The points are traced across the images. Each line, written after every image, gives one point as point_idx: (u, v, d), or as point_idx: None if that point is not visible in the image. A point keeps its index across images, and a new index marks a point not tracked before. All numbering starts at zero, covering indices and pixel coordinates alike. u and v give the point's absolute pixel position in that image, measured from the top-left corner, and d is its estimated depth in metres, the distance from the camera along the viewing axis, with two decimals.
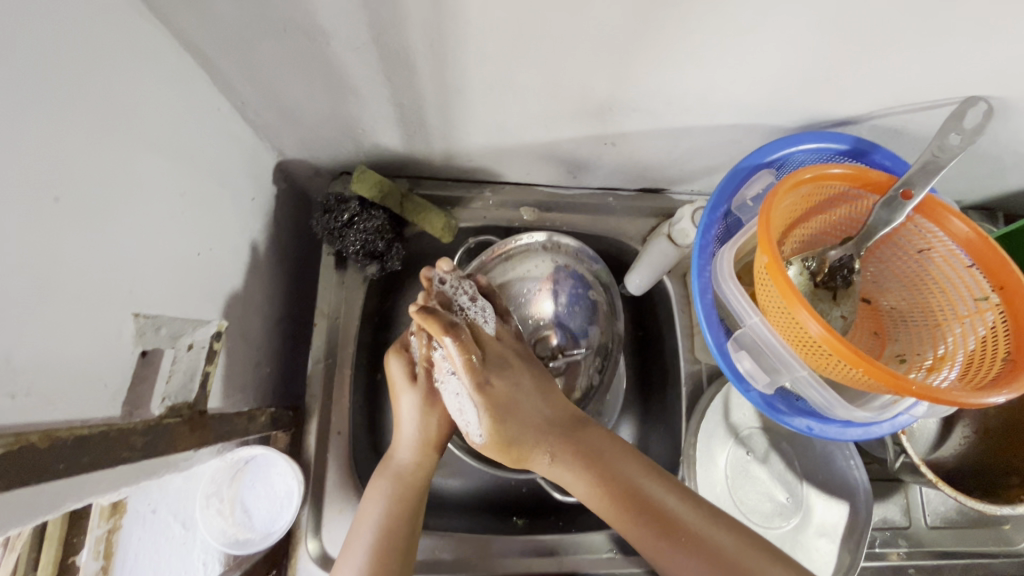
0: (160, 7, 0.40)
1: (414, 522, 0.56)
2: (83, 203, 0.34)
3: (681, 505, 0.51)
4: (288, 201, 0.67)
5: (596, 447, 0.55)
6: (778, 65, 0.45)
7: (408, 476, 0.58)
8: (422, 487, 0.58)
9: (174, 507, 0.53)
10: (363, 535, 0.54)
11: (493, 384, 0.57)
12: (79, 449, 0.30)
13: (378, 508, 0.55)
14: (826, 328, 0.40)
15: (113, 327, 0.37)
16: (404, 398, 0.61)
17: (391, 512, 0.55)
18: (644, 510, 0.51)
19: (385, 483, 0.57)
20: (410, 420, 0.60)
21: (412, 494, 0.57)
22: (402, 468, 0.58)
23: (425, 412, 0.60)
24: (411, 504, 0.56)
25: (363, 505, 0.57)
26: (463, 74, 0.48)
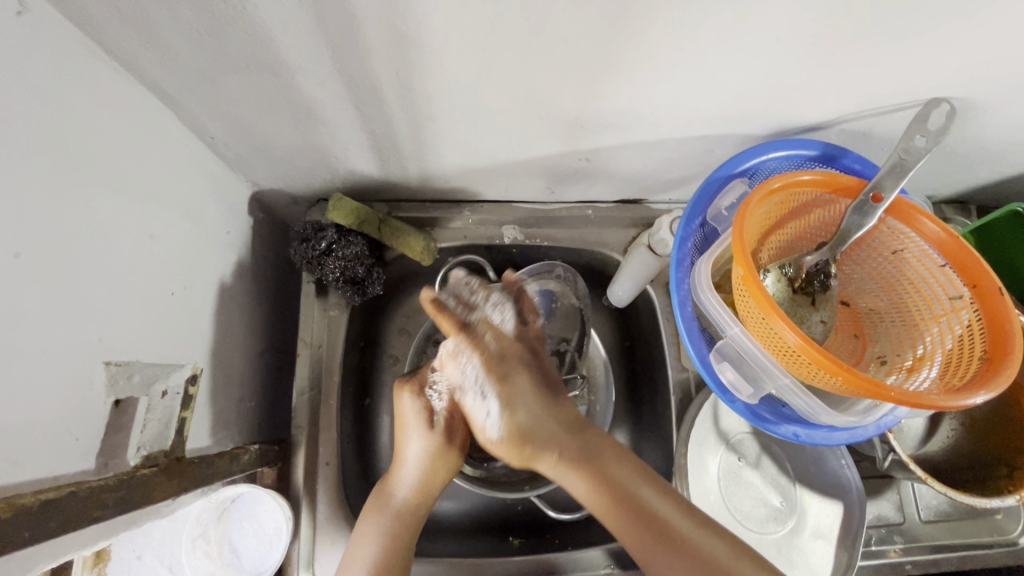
0: (118, 50, 0.39)
1: (405, 558, 0.56)
2: (43, 255, 0.33)
3: (665, 503, 0.52)
4: (265, 232, 0.66)
5: (603, 453, 0.55)
6: (742, 75, 0.46)
7: (407, 515, 0.58)
8: (417, 526, 0.59)
9: (159, 551, 0.50)
10: (353, 572, 0.54)
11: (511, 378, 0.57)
12: (46, 513, 0.30)
13: (372, 543, 0.56)
14: (803, 337, 0.40)
15: (81, 378, 0.36)
16: (415, 442, 0.60)
17: (385, 549, 0.55)
18: (614, 487, 0.53)
19: (381, 519, 0.57)
20: (416, 464, 0.60)
21: (408, 533, 0.57)
22: (399, 506, 0.58)
23: (434, 458, 0.60)
24: (405, 541, 0.57)
25: (359, 528, 0.58)
26: (432, 100, 0.48)
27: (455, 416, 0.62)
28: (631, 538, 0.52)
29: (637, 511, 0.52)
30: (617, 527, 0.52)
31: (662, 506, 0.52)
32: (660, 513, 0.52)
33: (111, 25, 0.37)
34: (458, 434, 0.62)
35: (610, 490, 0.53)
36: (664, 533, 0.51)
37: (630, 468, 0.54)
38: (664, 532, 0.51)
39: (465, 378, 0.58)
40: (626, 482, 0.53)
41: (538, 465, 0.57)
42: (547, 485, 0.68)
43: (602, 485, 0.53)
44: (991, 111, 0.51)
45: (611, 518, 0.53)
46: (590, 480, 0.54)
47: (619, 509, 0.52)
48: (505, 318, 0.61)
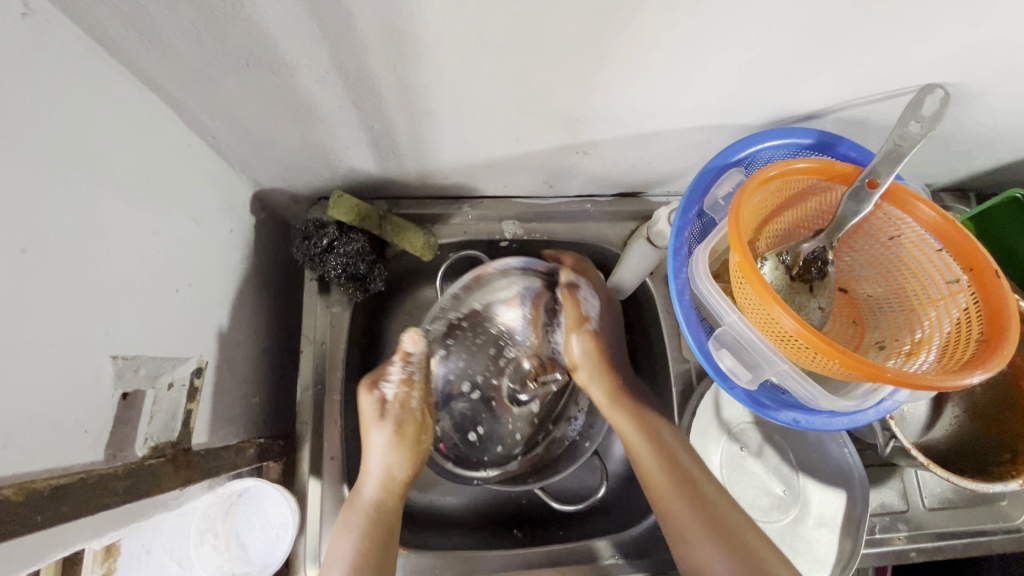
0: (121, 51, 0.40)
1: (382, 559, 0.55)
2: (50, 251, 0.34)
3: (708, 480, 0.59)
4: (267, 230, 0.67)
5: (651, 418, 0.63)
6: (734, 66, 0.46)
7: (376, 514, 0.58)
8: (391, 526, 0.58)
9: (169, 544, 0.52)
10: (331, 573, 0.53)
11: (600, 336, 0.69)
12: (58, 499, 0.30)
13: (349, 545, 0.55)
14: (799, 322, 0.41)
15: (89, 372, 0.37)
16: (381, 432, 0.61)
17: (362, 547, 0.55)
18: (666, 455, 0.60)
19: (354, 521, 0.57)
20: (379, 455, 0.60)
21: (384, 531, 0.57)
22: (368, 505, 0.58)
23: (396, 449, 0.61)
24: (382, 539, 0.56)
25: (336, 536, 0.56)
26: (430, 96, 0.49)
27: (411, 407, 0.63)
28: (682, 514, 0.56)
29: (687, 484, 0.58)
30: (660, 486, 0.58)
31: (695, 470, 0.59)
32: (700, 483, 0.58)
33: (112, 26, 0.38)
34: (411, 421, 0.63)
35: (662, 454, 0.60)
36: (702, 500, 0.57)
37: (685, 444, 0.61)
38: (699, 500, 0.57)
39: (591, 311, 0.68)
40: (679, 453, 0.60)
41: (600, 398, 0.66)
42: (549, 477, 0.70)
43: (652, 443, 0.61)
44: (986, 96, 0.51)
45: (653, 469, 0.59)
46: (642, 433, 0.62)
47: (666, 467, 0.59)
48: (593, 307, 0.68)
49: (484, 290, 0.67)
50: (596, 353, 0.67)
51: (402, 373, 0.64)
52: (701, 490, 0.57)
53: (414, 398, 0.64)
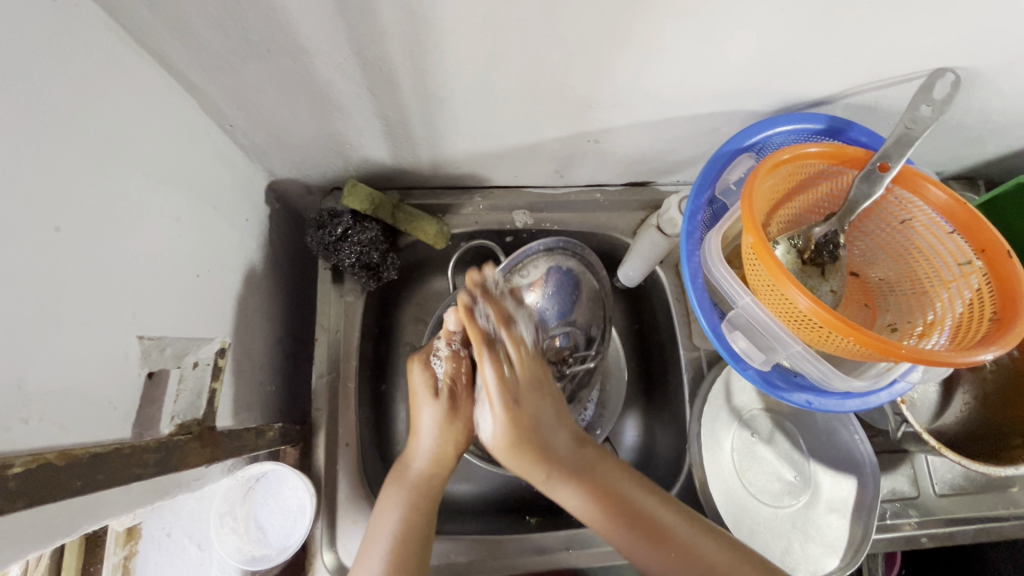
0: (146, 38, 0.41)
1: (427, 539, 0.56)
2: (82, 231, 0.35)
3: (659, 505, 0.55)
4: (281, 220, 0.68)
5: (594, 473, 0.55)
6: (747, 51, 0.46)
7: (423, 488, 0.58)
8: (437, 499, 0.58)
9: (189, 528, 0.54)
10: (375, 549, 0.54)
11: (521, 405, 0.55)
12: (97, 466, 0.31)
13: (393, 520, 0.56)
14: (815, 301, 0.41)
15: (119, 350, 0.38)
16: (429, 408, 0.60)
17: (406, 522, 0.55)
18: (608, 491, 0.54)
19: (400, 494, 0.58)
20: (430, 432, 0.60)
21: (429, 508, 0.57)
22: (417, 478, 0.58)
23: (446, 427, 0.60)
24: (426, 516, 0.57)
25: (377, 516, 0.57)
26: (445, 83, 0.50)
27: (463, 384, 0.62)
28: (646, 556, 0.53)
29: (643, 522, 0.53)
30: (614, 532, 0.54)
31: (666, 513, 0.54)
32: (653, 514, 0.54)
33: (139, 12, 0.38)
34: (462, 400, 0.61)
35: (601, 495, 0.54)
36: (662, 538, 0.53)
37: (624, 471, 0.57)
38: (657, 535, 0.53)
39: (484, 424, 0.58)
40: (624, 491, 0.55)
41: (539, 479, 0.55)
42: None
43: (612, 515, 0.53)
44: (998, 81, 0.52)
45: (600, 519, 0.54)
46: (590, 495, 0.54)
47: (640, 537, 0.53)
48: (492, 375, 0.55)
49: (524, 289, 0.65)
50: (515, 431, 0.54)
51: (450, 351, 0.62)
52: (655, 521, 0.53)
53: (465, 376, 0.62)
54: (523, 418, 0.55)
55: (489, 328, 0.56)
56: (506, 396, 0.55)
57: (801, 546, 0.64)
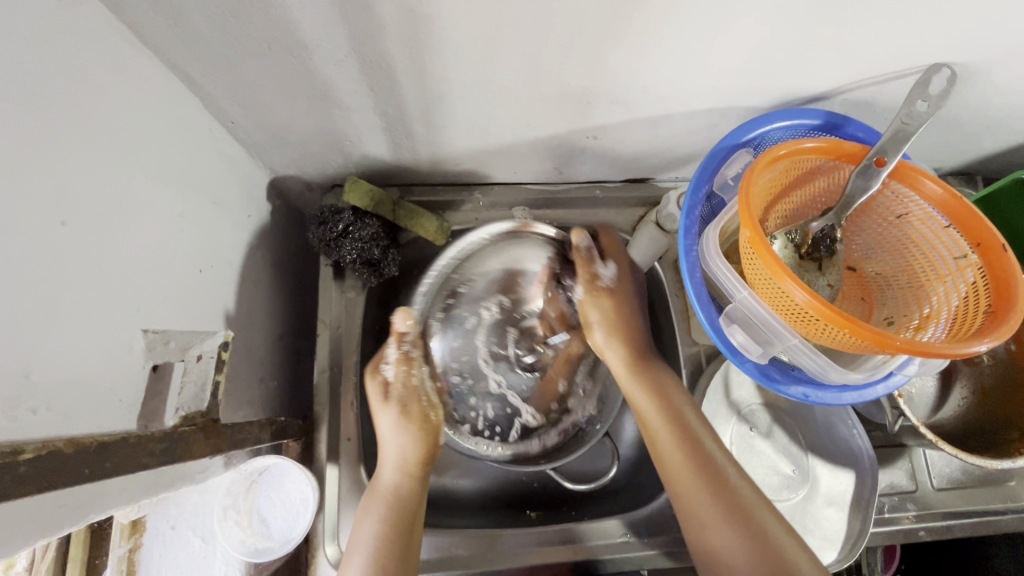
0: (149, 34, 0.42)
1: (409, 543, 0.57)
2: (87, 226, 0.35)
3: (722, 456, 0.59)
4: (282, 217, 0.68)
5: (682, 406, 0.62)
6: (743, 47, 0.47)
7: (397, 496, 0.59)
8: (414, 505, 0.59)
9: (193, 521, 0.54)
10: (355, 560, 0.55)
11: (615, 290, 0.69)
12: (102, 456, 0.32)
13: (372, 530, 0.56)
14: (810, 295, 0.42)
15: (123, 343, 0.38)
16: (386, 414, 0.63)
17: (384, 532, 0.56)
18: (682, 428, 0.60)
19: (375, 505, 0.58)
20: (390, 438, 0.62)
21: (404, 516, 0.58)
22: (387, 487, 0.59)
23: (404, 429, 0.62)
24: (404, 523, 0.57)
25: (359, 520, 0.58)
26: (444, 80, 0.50)
27: (413, 387, 0.65)
28: (697, 492, 0.57)
29: (705, 460, 0.58)
30: (669, 455, 0.59)
31: (747, 492, 0.56)
32: (716, 459, 0.58)
33: (142, 9, 0.39)
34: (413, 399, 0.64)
35: (671, 416, 0.60)
36: (722, 482, 0.56)
37: (699, 416, 0.62)
38: (715, 478, 0.57)
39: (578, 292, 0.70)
40: (695, 429, 0.60)
41: (619, 370, 0.65)
42: (561, 459, 0.69)
43: (693, 454, 0.58)
44: (993, 76, 0.52)
45: (666, 433, 0.60)
46: (660, 409, 0.61)
47: (708, 483, 0.56)
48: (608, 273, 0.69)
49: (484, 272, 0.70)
50: (613, 313, 0.68)
51: (399, 353, 0.65)
52: (713, 461, 0.58)
53: (416, 377, 0.66)
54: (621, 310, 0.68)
55: (617, 251, 0.70)
56: (609, 304, 0.68)
57: (799, 539, 0.65)
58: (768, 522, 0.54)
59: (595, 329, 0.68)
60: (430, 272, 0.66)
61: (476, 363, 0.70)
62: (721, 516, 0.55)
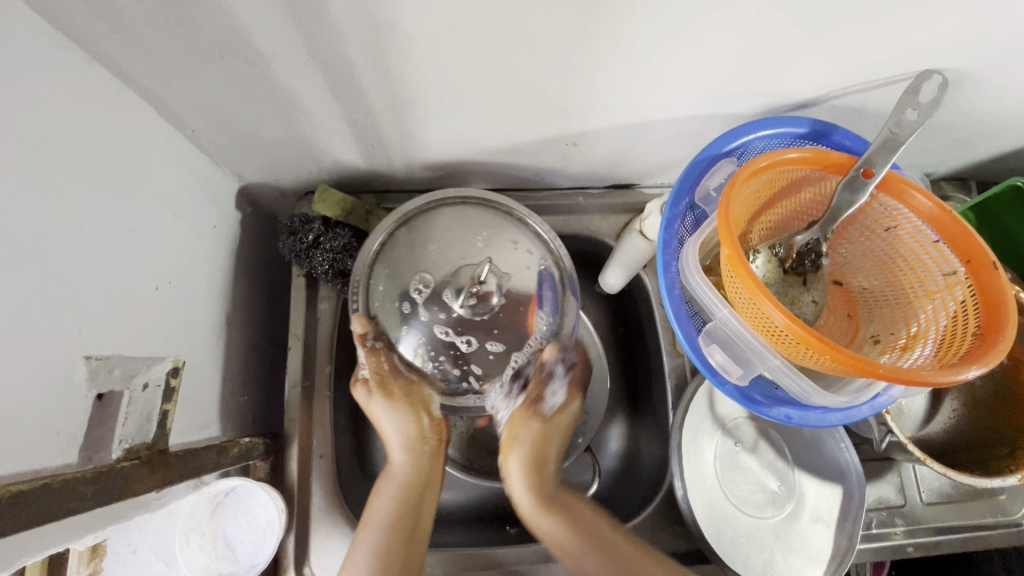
0: (91, 41, 0.39)
1: (415, 525, 0.58)
2: (18, 251, 0.33)
3: (593, 512, 0.61)
4: (254, 226, 0.66)
5: (567, 499, 0.62)
6: (725, 52, 0.45)
7: (407, 478, 0.61)
8: (425, 486, 0.61)
9: (155, 545, 0.52)
10: (367, 537, 0.56)
11: (547, 446, 0.65)
12: (21, 505, 0.30)
13: (385, 509, 0.58)
14: (790, 317, 0.40)
15: (61, 372, 0.36)
16: (377, 404, 0.61)
17: (398, 511, 0.58)
18: (541, 494, 0.62)
19: (391, 486, 0.60)
20: (388, 424, 0.62)
21: (416, 498, 0.60)
22: (400, 469, 0.61)
23: (399, 412, 0.61)
24: (416, 504, 0.59)
25: (372, 505, 0.59)
26: (412, 86, 0.48)
27: (390, 370, 0.59)
28: (576, 547, 0.58)
29: (580, 522, 0.60)
30: (546, 525, 0.60)
31: (626, 548, 0.58)
32: (591, 518, 0.60)
33: (79, 16, 0.37)
34: (394, 379, 0.60)
35: (538, 490, 0.62)
36: (598, 535, 0.59)
37: (552, 477, 0.63)
38: (593, 535, 0.59)
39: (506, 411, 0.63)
40: (541, 496, 0.62)
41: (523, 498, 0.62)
42: None
43: (577, 530, 0.59)
44: (986, 83, 0.50)
45: (535, 510, 0.61)
46: (525, 474, 0.63)
47: (590, 549, 0.58)
48: (556, 399, 0.65)
49: (427, 237, 0.59)
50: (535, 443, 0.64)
51: (369, 353, 0.59)
52: (591, 524, 0.60)
53: (387, 363, 0.59)
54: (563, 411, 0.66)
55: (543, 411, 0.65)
56: (525, 443, 0.64)
57: (784, 557, 0.63)
58: (647, 571, 0.56)
59: (512, 454, 0.64)
60: (373, 243, 0.60)
61: (432, 340, 0.56)
62: (609, 571, 0.57)
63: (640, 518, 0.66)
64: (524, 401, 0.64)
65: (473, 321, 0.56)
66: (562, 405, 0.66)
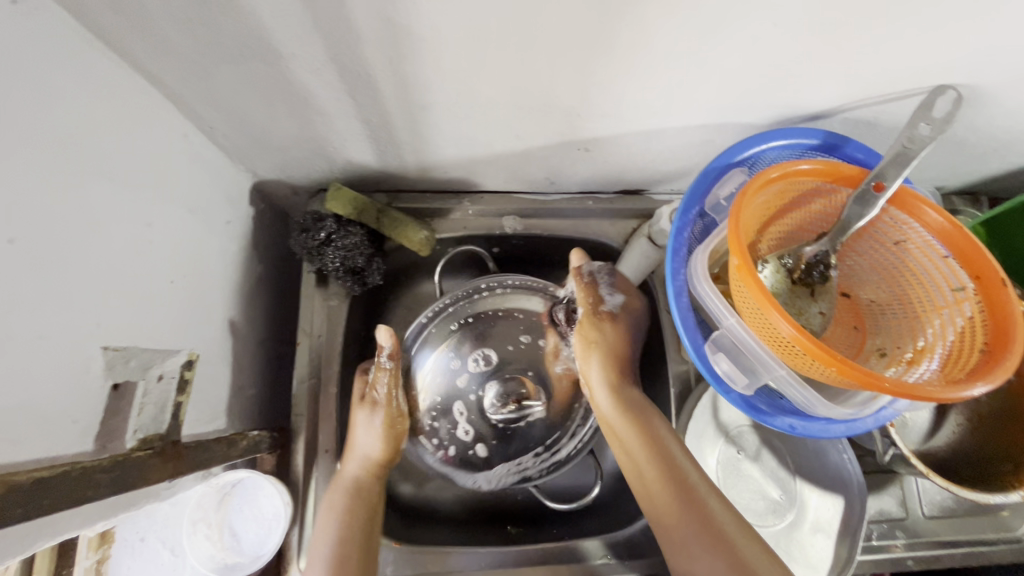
0: (115, 39, 0.40)
1: (370, 532, 0.58)
2: (39, 243, 0.34)
3: (691, 465, 0.57)
4: (266, 222, 0.67)
5: (651, 415, 0.60)
6: (739, 63, 0.45)
7: (359, 488, 0.60)
8: (374, 495, 0.61)
9: (162, 533, 0.53)
10: (320, 551, 0.55)
11: (615, 359, 0.65)
12: (40, 491, 0.30)
13: (334, 523, 0.57)
14: (797, 328, 0.40)
15: (78, 362, 0.37)
16: (361, 411, 0.64)
17: (348, 522, 0.57)
18: (659, 446, 0.57)
19: (337, 498, 0.59)
20: (368, 435, 0.63)
21: (364, 509, 0.59)
22: (352, 480, 0.60)
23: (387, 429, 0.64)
24: (367, 512, 0.59)
25: (321, 519, 0.58)
26: (427, 90, 0.48)
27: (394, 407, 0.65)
28: (672, 507, 0.54)
29: (679, 481, 0.55)
30: (658, 491, 0.55)
31: (701, 483, 0.55)
32: (688, 475, 0.55)
33: (107, 16, 0.37)
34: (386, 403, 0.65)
35: (653, 440, 0.58)
36: (698, 502, 0.54)
37: (669, 430, 0.59)
38: (691, 499, 0.54)
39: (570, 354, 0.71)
40: (669, 444, 0.58)
41: (602, 397, 0.63)
42: (543, 476, 0.68)
43: (650, 442, 0.58)
44: (1000, 99, 0.50)
45: (649, 469, 0.57)
46: (642, 434, 0.58)
47: (685, 505, 0.54)
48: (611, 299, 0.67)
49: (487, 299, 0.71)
50: (611, 359, 0.65)
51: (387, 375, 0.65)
52: (688, 481, 0.55)
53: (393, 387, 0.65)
54: (625, 331, 0.67)
55: (617, 321, 0.67)
56: (603, 351, 0.65)
57: (784, 566, 0.63)
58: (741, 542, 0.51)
59: (591, 356, 0.65)
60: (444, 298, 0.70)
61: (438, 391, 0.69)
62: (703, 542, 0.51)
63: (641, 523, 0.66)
64: (585, 309, 0.67)
65: (481, 417, 0.68)
66: (621, 307, 0.67)
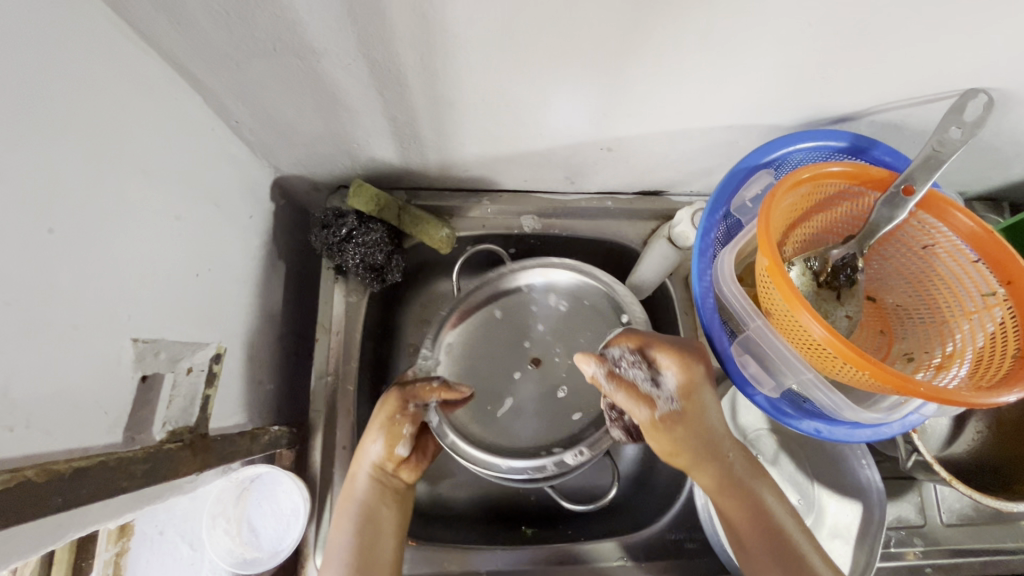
0: (150, 31, 0.40)
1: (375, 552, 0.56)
2: (74, 233, 0.34)
3: (775, 502, 0.52)
4: (287, 218, 0.67)
5: (739, 465, 0.52)
6: (772, 64, 0.45)
7: (369, 505, 0.58)
8: (384, 513, 0.58)
9: (180, 527, 0.53)
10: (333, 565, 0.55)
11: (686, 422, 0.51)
12: (77, 480, 0.30)
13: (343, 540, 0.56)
14: (829, 330, 0.40)
15: (109, 354, 0.37)
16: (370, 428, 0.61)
17: (357, 538, 0.56)
18: (740, 483, 0.52)
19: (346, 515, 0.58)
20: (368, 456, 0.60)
21: (376, 526, 0.57)
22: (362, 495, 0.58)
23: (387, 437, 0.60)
24: (377, 529, 0.57)
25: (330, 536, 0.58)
26: (456, 87, 0.48)
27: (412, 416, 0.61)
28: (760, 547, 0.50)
29: (765, 523, 0.51)
30: (743, 530, 0.51)
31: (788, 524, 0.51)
32: (772, 512, 0.52)
33: (145, 8, 0.37)
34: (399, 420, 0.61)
35: (732, 483, 0.52)
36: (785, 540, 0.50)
37: (749, 462, 0.53)
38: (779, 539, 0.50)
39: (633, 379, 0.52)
40: (752, 483, 0.52)
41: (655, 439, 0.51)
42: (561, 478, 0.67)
43: (734, 487, 0.52)
44: None
45: (729, 507, 0.52)
46: (722, 480, 0.52)
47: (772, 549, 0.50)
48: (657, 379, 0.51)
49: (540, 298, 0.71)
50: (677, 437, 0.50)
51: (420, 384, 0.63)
52: (775, 522, 0.51)
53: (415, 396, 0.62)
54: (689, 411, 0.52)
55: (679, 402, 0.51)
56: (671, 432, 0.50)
57: None
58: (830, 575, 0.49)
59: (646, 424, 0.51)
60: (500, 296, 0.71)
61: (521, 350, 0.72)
62: None
63: (658, 526, 0.67)
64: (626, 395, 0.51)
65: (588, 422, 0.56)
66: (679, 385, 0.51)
